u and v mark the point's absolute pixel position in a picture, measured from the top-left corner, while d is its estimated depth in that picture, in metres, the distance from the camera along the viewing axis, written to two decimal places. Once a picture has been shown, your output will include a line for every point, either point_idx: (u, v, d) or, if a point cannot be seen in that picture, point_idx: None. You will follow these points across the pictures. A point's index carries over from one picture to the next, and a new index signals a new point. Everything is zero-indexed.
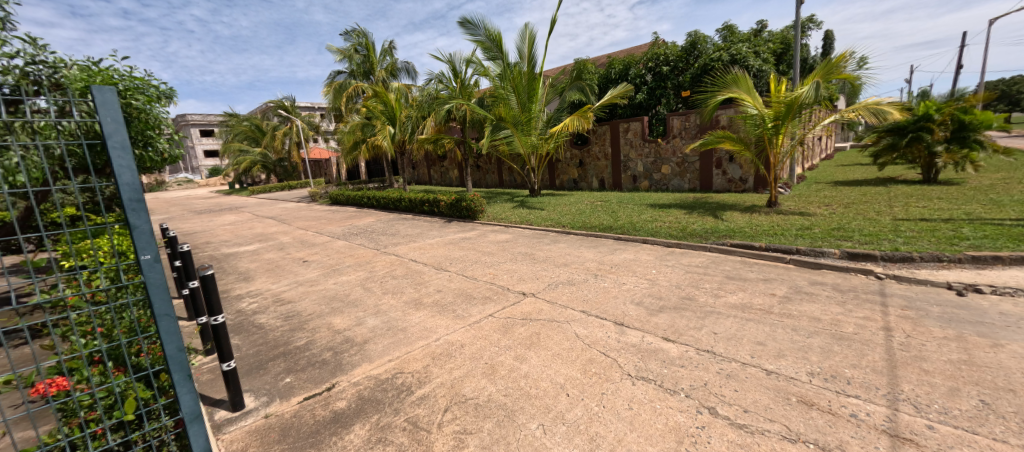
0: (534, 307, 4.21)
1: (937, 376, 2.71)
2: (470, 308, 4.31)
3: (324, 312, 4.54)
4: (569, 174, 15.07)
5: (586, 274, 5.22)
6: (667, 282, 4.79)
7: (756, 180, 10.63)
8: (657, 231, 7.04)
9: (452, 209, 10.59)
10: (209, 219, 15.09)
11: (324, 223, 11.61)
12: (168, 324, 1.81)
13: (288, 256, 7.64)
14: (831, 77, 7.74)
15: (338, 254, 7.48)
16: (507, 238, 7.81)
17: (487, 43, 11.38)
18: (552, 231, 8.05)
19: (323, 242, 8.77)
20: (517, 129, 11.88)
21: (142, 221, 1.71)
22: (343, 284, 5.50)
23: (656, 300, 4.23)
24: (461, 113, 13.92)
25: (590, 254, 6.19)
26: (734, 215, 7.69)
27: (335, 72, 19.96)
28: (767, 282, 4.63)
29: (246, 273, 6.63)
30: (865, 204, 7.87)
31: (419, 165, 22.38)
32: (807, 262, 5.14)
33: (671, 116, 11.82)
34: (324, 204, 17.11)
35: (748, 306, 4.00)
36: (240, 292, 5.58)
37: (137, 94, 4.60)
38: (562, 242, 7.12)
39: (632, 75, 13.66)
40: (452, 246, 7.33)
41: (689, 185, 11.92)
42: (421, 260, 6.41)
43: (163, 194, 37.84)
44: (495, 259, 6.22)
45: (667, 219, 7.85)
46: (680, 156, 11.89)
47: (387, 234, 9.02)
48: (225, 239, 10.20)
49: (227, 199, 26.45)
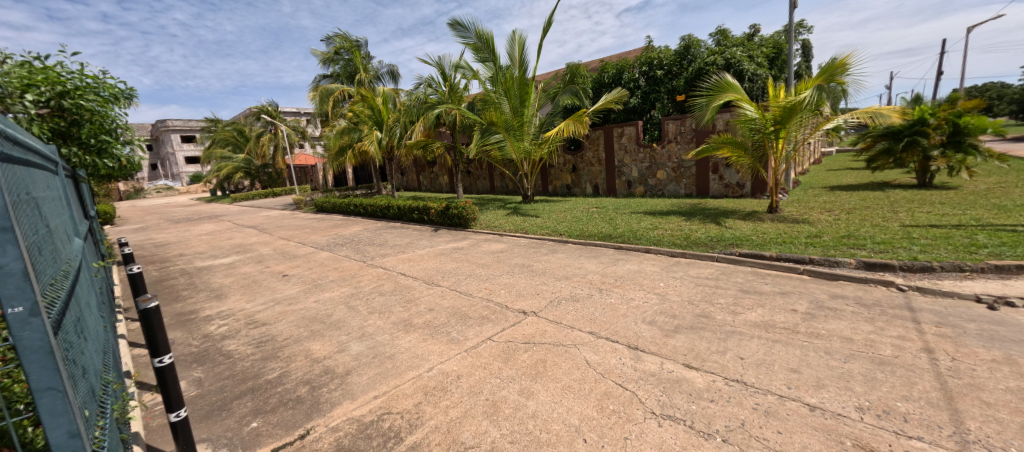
0: (537, 328, 3.80)
1: (1002, 409, 2.38)
2: (466, 330, 3.89)
3: (302, 336, 4.07)
4: (562, 180, 14.79)
5: (590, 289, 4.84)
6: (679, 297, 4.44)
7: (753, 185, 10.45)
8: (660, 239, 6.72)
9: (443, 217, 10.19)
10: (187, 228, 14.39)
11: (308, 233, 11.08)
12: (51, 401, 1.35)
13: (266, 269, 7.11)
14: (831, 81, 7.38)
15: (322, 266, 7.00)
16: (502, 248, 7.42)
17: (477, 44, 10.99)
18: (549, 240, 7.69)
19: (306, 253, 8.27)
20: (509, 134, 11.66)
21: (8, 258, 1.27)
22: (325, 303, 5.02)
23: (670, 319, 3.86)
24: (451, 117, 13.59)
25: (591, 265, 5.84)
26: (736, 222, 7.47)
27: (320, 77, 19.39)
28: (785, 297, 4.30)
29: (218, 289, 6.10)
30: (868, 210, 7.68)
31: (409, 172, 21.95)
32: (823, 273, 4.84)
33: (666, 121, 11.66)
34: (310, 212, 16.54)
35: (771, 324, 3.66)
36: (210, 313, 5.07)
37: (90, 94, 4.02)
38: (560, 252, 6.76)
39: (625, 80, 13.24)
40: (444, 258, 6.90)
41: (685, 190, 11.73)
42: (412, 273, 5.98)
43: (143, 201, 36.61)
44: (493, 271, 5.82)
45: (668, 226, 7.56)
46: (676, 161, 11.72)
47: (374, 245, 8.55)
48: (200, 251, 9.56)
49: (210, 207, 25.61)
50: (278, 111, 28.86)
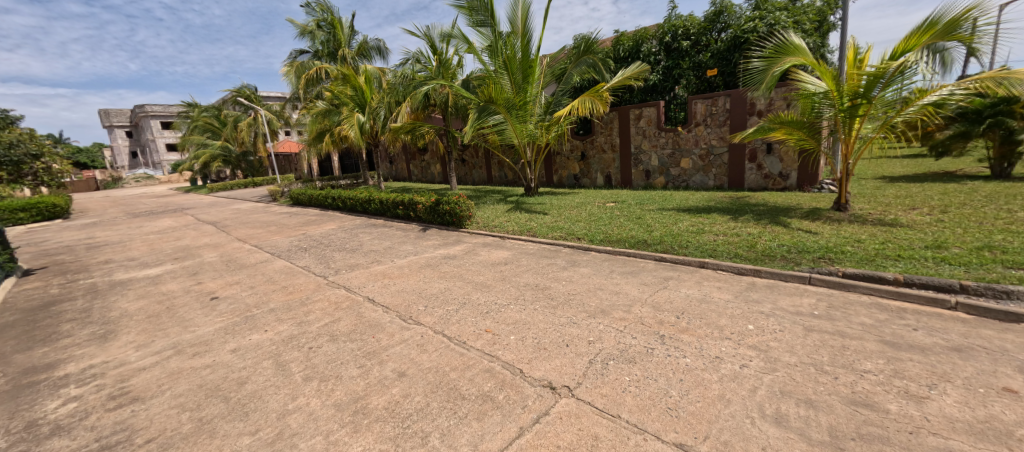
0: (580, 432, 2.17)
1: None
2: (456, 432, 2.25)
3: (178, 436, 2.41)
4: (568, 169, 13.07)
5: (645, 337, 3.19)
6: (793, 356, 2.80)
7: (800, 176, 8.81)
8: (716, 249, 5.08)
9: (432, 214, 8.47)
10: (139, 224, 12.59)
11: (272, 231, 9.36)
12: None
13: (194, 288, 5.40)
14: (946, 39, 5.45)
15: (267, 284, 5.30)
16: (504, 258, 5.76)
17: (472, 6, 9.16)
18: (564, 247, 6.04)
19: (256, 262, 6.55)
20: (511, 115, 9.79)
21: None
22: (245, 356, 3.34)
23: (810, 412, 2.23)
24: (442, 97, 11.82)
25: (633, 290, 4.17)
26: (805, 223, 5.86)
27: (297, 52, 17.26)
28: (968, 359, 2.68)
29: (113, 322, 4.39)
30: (969, 208, 6.05)
31: (397, 160, 20.13)
32: (995, 312, 3.20)
33: (693, 100, 9.98)
34: (285, 205, 14.78)
35: (1004, 432, 2.03)
36: (70, 371, 3.36)
37: None
38: (583, 266, 5.11)
39: (644, 54, 11.42)
40: (429, 273, 5.21)
41: (715, 181, 10.08)
42: (382, 301, 4.30)
43: (118, 192, 34.56)
44: (494, 299, 4.15)
45: (717, 229, 5.93)
46: (705, 147, 10.06)
47: (344, 251, 6.84)
48: (133, 256, 7.80)
49: (184, 198, 23.79)
50: (257, 95, 26.80)
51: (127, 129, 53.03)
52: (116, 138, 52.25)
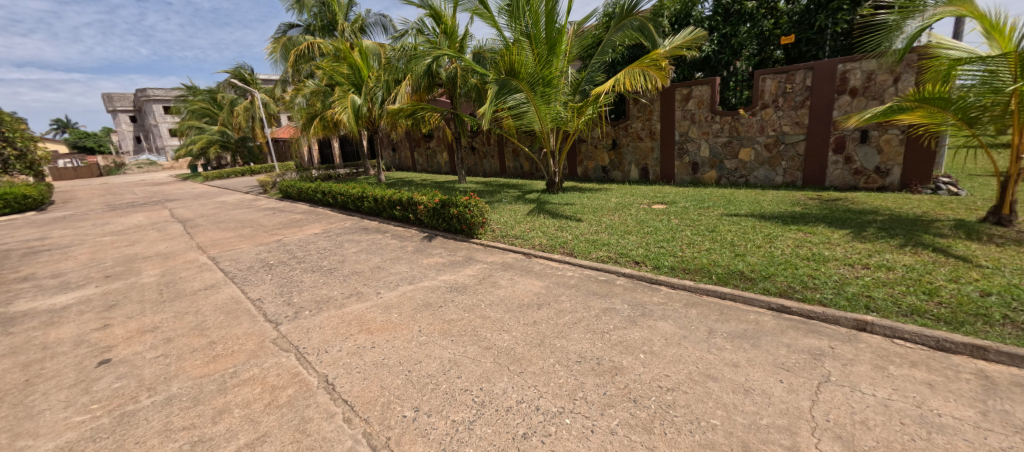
0: None
1: None
2: None
3: None
4: (596, 160, 11.20)
5: None
6: None
7: (906, 172, 6.87)
8: (870, 294, 3.26)
9: (436, 218, 6.75)
10: (105, 221, 11.02)
11: (243, 236, 7.70)
12: None
13: (90, 337, 3.73)
14: None
15: (190, 334, 3.62)
16: (536, 294, 4.00)
17: None
18: (619, 278, 4.27)
19: (199, 288, 4.88)
20: (535, 93, 7.93)
21: None
22: None
23: None
24: (450, 73, 9.98)
25: (775, 387, 2.40)
26: (977, 247, 4.01)
27: (287, 26, 15.48)
28: None
29: None
30: None
31: (401, 148, 18.33)
32: None
33: (761, 75, 8.01)
34: (274, 199, 13.14)
35: None
36: None
37: None
38: (662, 319, 3.33)
39: (694, 20, 9.40)
40: (427, 324, 3.48)
41: (784, 177, 8.17)
42: (346, 391, 2.59)
43: (118, 178, 33.42)
44: (533, 398, 2.41)
45: (844, 253, 4.10)
46: (773, 134, 8.11)
47: (317, 272, 5.15)
48: (61, 270, 6.20)
49: (178, 187, 22.38)
50: (253, 76, 25.11)
51: (131, 113, 51.76)
52: (120, 123, 51.35)
